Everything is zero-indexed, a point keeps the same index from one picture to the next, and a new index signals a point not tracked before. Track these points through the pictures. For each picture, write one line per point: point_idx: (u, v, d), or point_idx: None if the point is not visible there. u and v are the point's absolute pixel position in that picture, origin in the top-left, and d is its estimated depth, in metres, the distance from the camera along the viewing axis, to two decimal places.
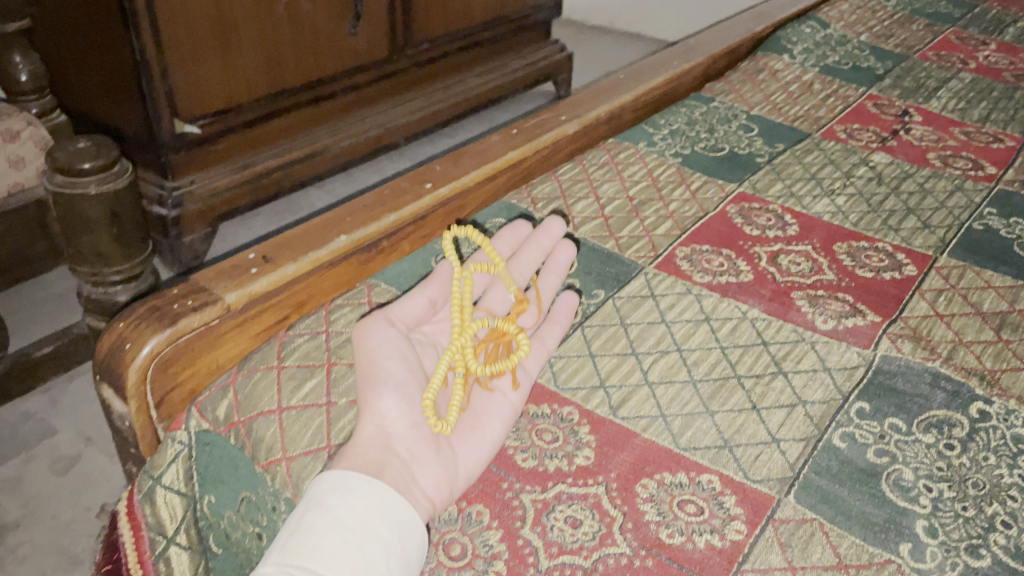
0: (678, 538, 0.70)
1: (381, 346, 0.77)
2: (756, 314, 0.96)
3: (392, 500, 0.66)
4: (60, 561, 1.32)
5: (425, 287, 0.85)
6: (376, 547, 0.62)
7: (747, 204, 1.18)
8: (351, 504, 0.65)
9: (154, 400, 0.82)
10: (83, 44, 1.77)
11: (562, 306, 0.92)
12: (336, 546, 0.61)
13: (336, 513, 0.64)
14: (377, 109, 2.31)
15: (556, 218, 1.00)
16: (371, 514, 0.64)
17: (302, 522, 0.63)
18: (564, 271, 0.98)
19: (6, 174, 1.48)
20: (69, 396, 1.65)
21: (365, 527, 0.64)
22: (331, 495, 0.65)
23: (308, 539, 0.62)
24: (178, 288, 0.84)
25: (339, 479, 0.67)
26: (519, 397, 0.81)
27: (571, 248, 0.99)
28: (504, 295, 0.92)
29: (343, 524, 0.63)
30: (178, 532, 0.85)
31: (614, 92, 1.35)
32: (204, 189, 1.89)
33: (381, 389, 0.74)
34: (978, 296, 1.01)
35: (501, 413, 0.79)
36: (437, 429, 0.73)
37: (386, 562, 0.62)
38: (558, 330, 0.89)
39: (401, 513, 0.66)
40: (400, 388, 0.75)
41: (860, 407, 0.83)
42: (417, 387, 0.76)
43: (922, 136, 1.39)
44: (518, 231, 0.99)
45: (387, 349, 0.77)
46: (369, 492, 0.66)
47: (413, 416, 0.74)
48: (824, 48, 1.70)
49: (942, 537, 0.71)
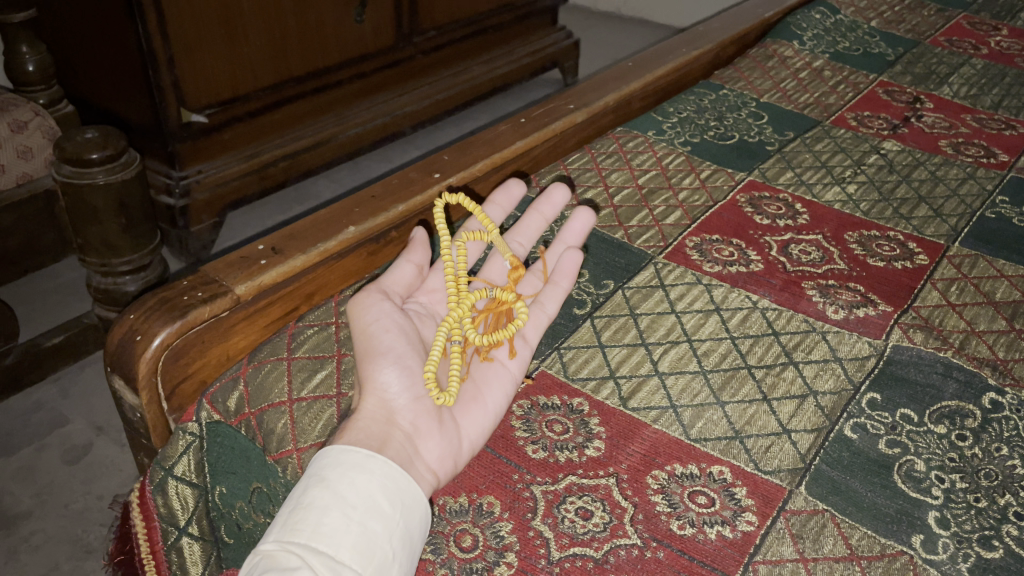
0: (689, 529, 0.70)
1: (377, 320, 0.76)
2: (766, 304, 0.95)
3: (395, 475, 0.66)
4: (73, 550, 1.34)
5: (412, 252, 0.82)
6: (378, 523, 0.62)
7: (757, 192, 1.17)
8: (353, 479, 0.64)
9: (165, 392, 0.82)
10: (90, 33, 1.76)
11: (565, 266, 0.89)
12: (339, 523, 0.61)
13: (338, 488, 0.63)
14: (384, 96, 2.29)
15: (559, 185, 0.98)
16: (372, 489, 0.64)
17: (304, 498, 0.63)
18: (579, 240, 0.95)
19: (15, 165, 1.49)
20: (80, 385, 1.66)
21: (367, 502, 0.63)
22: (333, 470, 0.65)
23: (309, 515, 0.61)
24: (188, 279, 0.85)
25: (341, 454, 0.66)
26: (518, 366, 0.81)
27: (590, 215, 0.95)
28: (501, 265, 0.92)
29: (345, 501, 0.62)
30: (190, 523, 0.83)
31: (622, 79, 1.34)
32: (211, 179, 1.89)
33: (381, 361, 0.73)
34: (990, 285, 1.00)
35: (501, 384, 0.79)
36: (440, 401, 0.72)
37: (387, 538, 0.62)
38: (562, 295, 0.89)
39: (404, 488, 0.65)
40: (399, 359, 0.74)
41: (871, 398, 0.83)
42: (418, 359, 0.76)
43: (934, 124, 1.38)
44: (512, 193, 0.97)
45: (385, 322, 0.76)
46: (372, 466, 0.65)
47: (414, 388, 0.73)
48: (833, 34, 1.69)
49: (954, 529, 0.71)
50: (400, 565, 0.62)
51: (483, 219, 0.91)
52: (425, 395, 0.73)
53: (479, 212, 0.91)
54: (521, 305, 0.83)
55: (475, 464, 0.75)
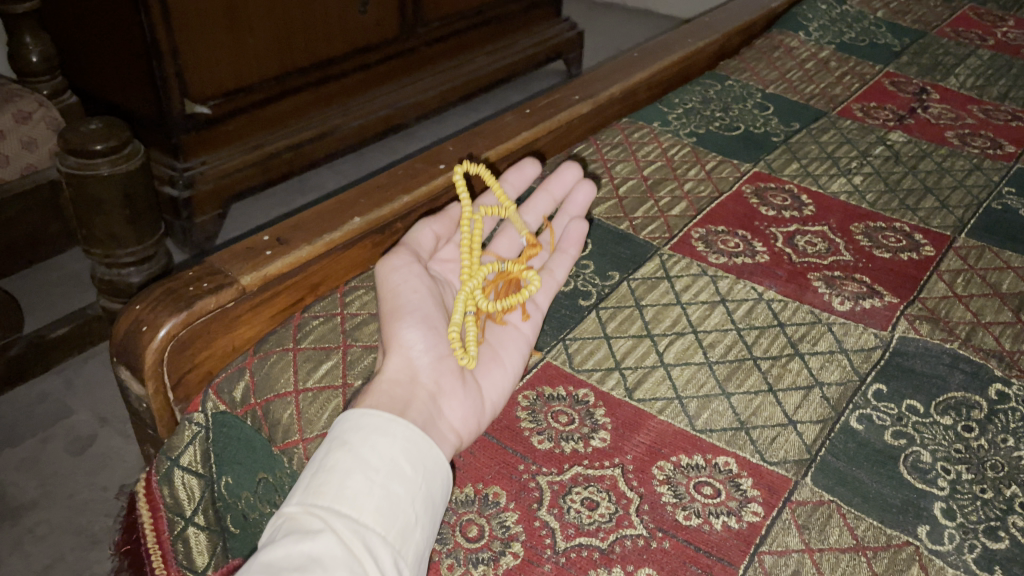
0: (695, 520, 0.70)
1: (404, 282, 0.78)
2: (772, 296, 0.95)
3: (416, 439, 0.66)
4: (78, 540, 1.34)
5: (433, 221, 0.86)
6: (400, 486, 0.62)
7: (763, 183, 1.17)
8: (376, 443, 0.64)
9: (170, 383, 0.82)
10: (93, 24, 1.77)
11: (572, 235, 0.93)
12: (362, 486, 0.61)
13: (361, 452, 0.63)
14: (388, 87, 2.29)
15: (571, 165, 1.00)
16: (394, 452, 0.64)
17: (327, 461, 0.63)
18: (580, 212, 0.99)
19: (19, 156, 1.52)
20: (84, 376, 1.66)
21: (390, 465, 0.63)
22: (355, 434, 0.64)
23: (332, 478, 0.61)
24: (194, 270, 0.85)
25: (362, 418, 0.66)
26: (530, 328, 0.84)
27: (590, 188, 0.99)
28: (514, 238, 0.94)
29: (367, 464, 0.62)
30: (196, 513, 0.83)
31: (627, 70, 1.33)
32: (216, 170, 1.88)
33: (407, 322, 0.75)
34: (997, 276, 1.00)
35: (518, 346, 0.82)
36: (463, 361, 0.74)
37: (410, 501, 0.62)
38: (569, 261, 0.93)
39: (425, 451, 0.65)
40: (422, 322, 0.76)
41: (877, 389, 0.83)
42: (439, 323, 0.78)
43: (940, 115, 1.37)
44: (525, 173, 0.99)
45: (413, 284, 0.78)
46: (393, 430, 0.65)
47: (437, 350, 0.76)
48: (839, 24, 1.68)
49: (960, 520, 0.71)
50: (423, 528, 0.62)
51: (498, 192, 0.93)
52: (448, 356, 0.76)
53: (497, 187, 0.92)
54: (530, 273, 0.85)
55: (480, 455, 0.75)
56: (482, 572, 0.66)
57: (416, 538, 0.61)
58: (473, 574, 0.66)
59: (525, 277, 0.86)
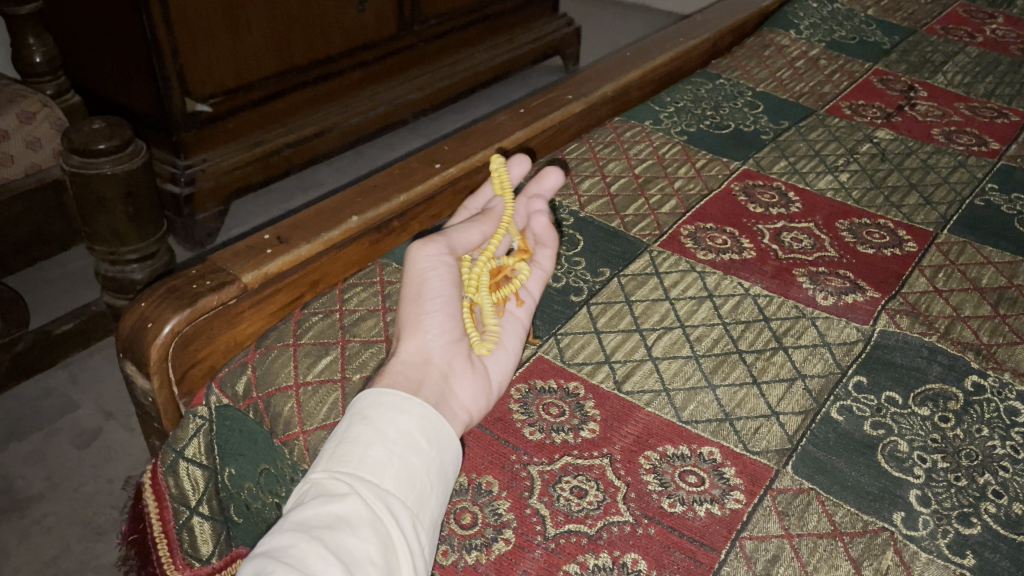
0: (679, 507, 0.73)
1: (433, 268, 0.77)
2: (758, 291, 0.98)
3: (431, 416, 0.66)
4: (85, 531, 1.38)
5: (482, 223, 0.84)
6: (418, 457, 0.62)
7: (751, 181, 1.19)
8: (394, 417, 0.64)
9: (175, 377, 0.85)
10: (94, 22, 1.79)
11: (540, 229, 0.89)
12: (383, 456, 0.61)
13: (379, 425, 0.63)
14: (388, 84, 2.31)
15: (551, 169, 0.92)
16: (411, 427, 0.64)
17: (348, 433, 0.62)
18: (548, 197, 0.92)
19: (24, 155, 1.54)
20: (89, 371, 1.70)
21: (408, 438, 0.63)
22: (373, 409, 0.64)
23: (354, 449, 0.61)
24: (197, 268, 0.88)
25: (379, 396, 0.65)
26: (525, 313, 0.87)
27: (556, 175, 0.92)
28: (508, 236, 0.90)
29: (387, 436, 0.62)
30: (200, 503, 0.86)
31: (620, 69, 1.36)
32: (216, 167, 1.91)
33: (426, 306, 0.76)
34: (977, 271, 1.03)
35: (516, 330, 0.85)
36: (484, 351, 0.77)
37: (426, 472, 0.62)
38: (552, 252, 0.91)
39: (438, 427, 0.66)
40: (441, 306, 0.76)
41: (857, 380, 0.86)
42: (456, 304, 0.78)
43: (926, 113, 1.40)
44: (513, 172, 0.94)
45: (441, 272, 0.77)
46: (409, 408, 0.65)
47: (451, 331, 0.76)
48: (830, 23, 1.71)
49: (934, 506, 0.74)
50: (437, 497, 0.63)
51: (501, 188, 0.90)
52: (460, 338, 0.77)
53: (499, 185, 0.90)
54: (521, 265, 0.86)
55: (474, 446, 0.77)
56: (476, 558, 0.69)
57: (431, 506, 0.62)
58: (467, 559, 0.69)
59: (516, 268, 0.85)
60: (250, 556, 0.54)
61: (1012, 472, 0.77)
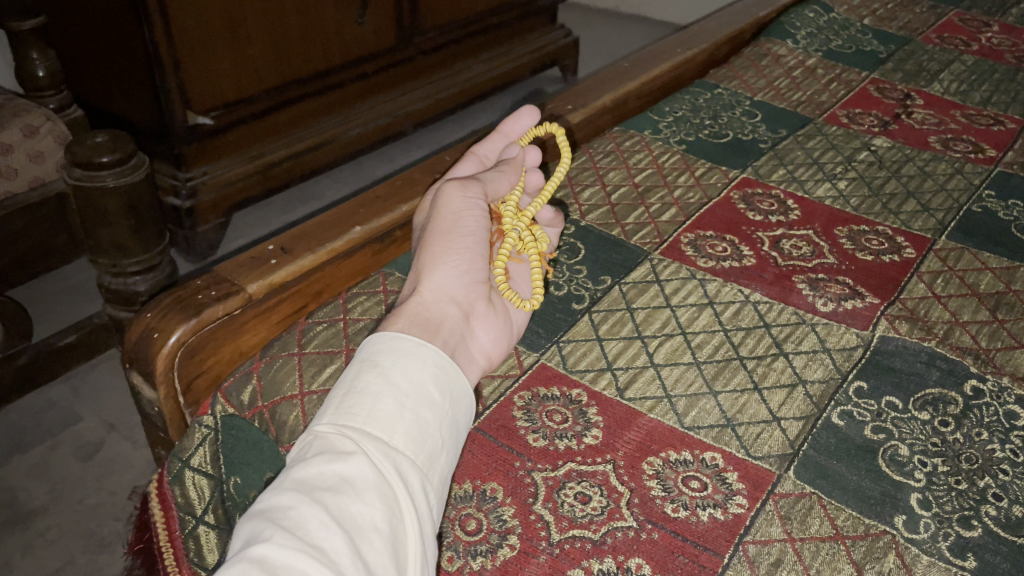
0: (682, 512, 0.73)
1: (463, 214, 0.80)
2: (758, 298, 0.99)
3: (444, 367, 0.67)
4: (88, 543, 1.38)
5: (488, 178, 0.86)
6: (429, 412, 0.63)
7: (750, 189, 1.20)
8: (406, 367, 0.64)
9: (181, 387, 0.86)
10: (96, 36, 1.81)
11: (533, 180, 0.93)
12: (393, 410, 0.61)
13: (392, 375, 0.63)
14: (387, 96, 2.33)
15: (528, 109, 0.94)
16: (424, 378, 0.64)
17: (359, 381, 0.62)
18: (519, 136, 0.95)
19: (28, 168, 1.56)
20: (91, 384, 1.70)
21: (419, 391, 0.63)
22: (385, 356, 0.65)
23: (364, 399, 0.61)
24: (202, 279, 0.89)
25: (392, 342, 0.66)
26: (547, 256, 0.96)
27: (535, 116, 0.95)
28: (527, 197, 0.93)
29: (399, 389, 0.62)
30: (206, 512, 0.84)
31: (619, 79, 1.37)
32: (217, 180, 1.93)
33: (455, 244, 0.78)
34: (975, 277, 1.04)
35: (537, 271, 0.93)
36: (525, 306, 0.85)
37: (437, 427, 0.63)
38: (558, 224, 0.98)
39: (450, 379, 0.67)
40: (469, 246, 0.79)
41: (858, 386, 0.86)
42: (480, 249, 0.80)
43: (923, 120, 1.41)
44: (521, 123, 0.94)
45: (472, 221, 0.80)
46: (422, 355, 0.66)
47: (476, 271, 0.79)
48: (827, 32, 1.72)
49: (936, 510, 0.74)
50: (446, 453, 0.63)
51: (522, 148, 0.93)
52: (483, 281, 0.80)
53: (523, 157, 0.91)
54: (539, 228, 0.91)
55: (477, 452, 0.78)
56: (481, 563, 0.69)
57: (439, 464, 0.62)
58: (472, 565, 0.69)
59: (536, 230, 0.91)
60: (248, 514, 0.53)
61: (1011, 475, 0.78)
